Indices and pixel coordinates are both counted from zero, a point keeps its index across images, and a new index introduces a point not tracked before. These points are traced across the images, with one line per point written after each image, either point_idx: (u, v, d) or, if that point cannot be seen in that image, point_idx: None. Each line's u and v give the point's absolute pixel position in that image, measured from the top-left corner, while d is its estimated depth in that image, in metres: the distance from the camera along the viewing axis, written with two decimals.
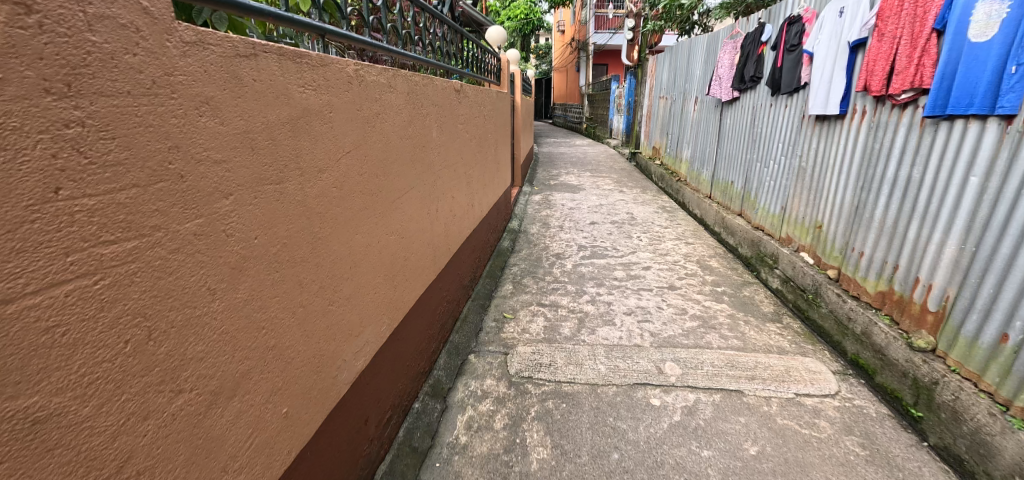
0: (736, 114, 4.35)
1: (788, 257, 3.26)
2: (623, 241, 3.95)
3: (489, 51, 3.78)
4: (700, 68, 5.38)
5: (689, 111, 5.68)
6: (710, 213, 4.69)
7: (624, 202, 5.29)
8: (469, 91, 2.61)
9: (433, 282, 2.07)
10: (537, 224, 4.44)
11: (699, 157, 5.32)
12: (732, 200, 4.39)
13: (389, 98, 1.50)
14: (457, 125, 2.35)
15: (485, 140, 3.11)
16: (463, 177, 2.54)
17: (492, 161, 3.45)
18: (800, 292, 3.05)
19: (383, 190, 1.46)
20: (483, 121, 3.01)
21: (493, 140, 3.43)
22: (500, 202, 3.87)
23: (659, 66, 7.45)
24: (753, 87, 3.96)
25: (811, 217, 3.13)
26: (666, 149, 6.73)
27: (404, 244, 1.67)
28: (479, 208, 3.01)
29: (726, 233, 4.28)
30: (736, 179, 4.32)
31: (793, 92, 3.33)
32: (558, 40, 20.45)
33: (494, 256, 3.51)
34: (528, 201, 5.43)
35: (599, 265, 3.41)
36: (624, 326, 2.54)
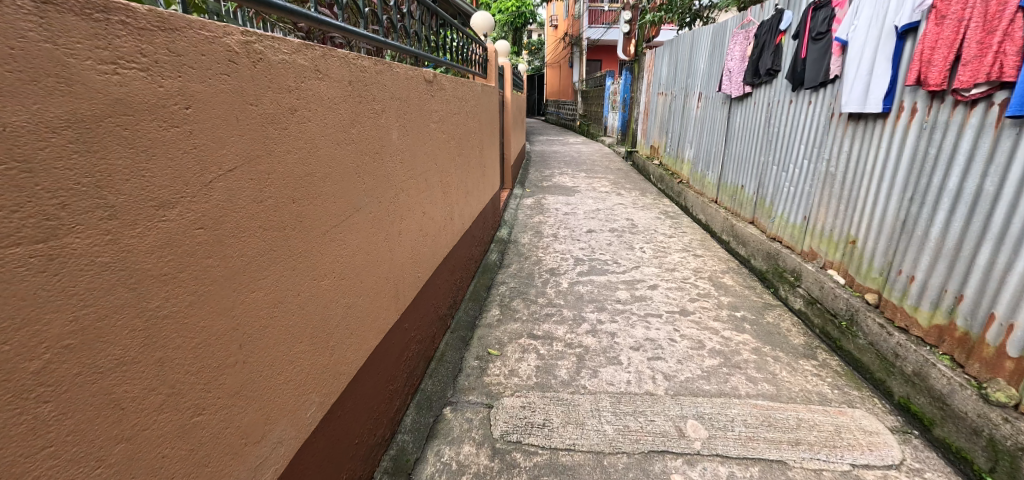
0: (747, 112, 3.94)
1: (814, 276, 2.86)
2: (625, 253, 3.52)
3: (474, 40, 3.33)
4: (704, 61, 4.96)
5: (693, 108, 5.25)
6: (718, 219, 4.28)
7: (623, 206, 4.86)
8: (446, 84, 2.17)
9: (395, 325, 1.62)
10: (528, 232, 3.99)
11: (703, 158, 4.91)
12: (742, 206, 3.98)
13: (317, 88, 1.06)
14: (429, 125, 1.91)
15: (467, 142, 2.67)
16: (438, 188, 2.10)
17: (477, 165, 3.00)
18: (830, 316, 2.65)
19: (304, 220, 1.02)
20: (464, 120, 2.57)
21: (477, 142, 2.98)
22: (487, 210, 3.42)
23: (658, 61, 7.02)
24: (768, 82, 3.55)
25: (842, 231, 2.73)
26: (666, 149, 6.30)
27: (347, 287, 1.24)
28: (461, 222, 2.58)
29: (737, 243, 3.87)
30: (747, 183, 3.91)
31: (819, 87, 2.91)
32: (552, 35, 19.95)
33: (479, 272, 3.07)
34: (519, 205, 4.99)
35: (599, 284, 2.97)
36: (632, 366, 2.12)
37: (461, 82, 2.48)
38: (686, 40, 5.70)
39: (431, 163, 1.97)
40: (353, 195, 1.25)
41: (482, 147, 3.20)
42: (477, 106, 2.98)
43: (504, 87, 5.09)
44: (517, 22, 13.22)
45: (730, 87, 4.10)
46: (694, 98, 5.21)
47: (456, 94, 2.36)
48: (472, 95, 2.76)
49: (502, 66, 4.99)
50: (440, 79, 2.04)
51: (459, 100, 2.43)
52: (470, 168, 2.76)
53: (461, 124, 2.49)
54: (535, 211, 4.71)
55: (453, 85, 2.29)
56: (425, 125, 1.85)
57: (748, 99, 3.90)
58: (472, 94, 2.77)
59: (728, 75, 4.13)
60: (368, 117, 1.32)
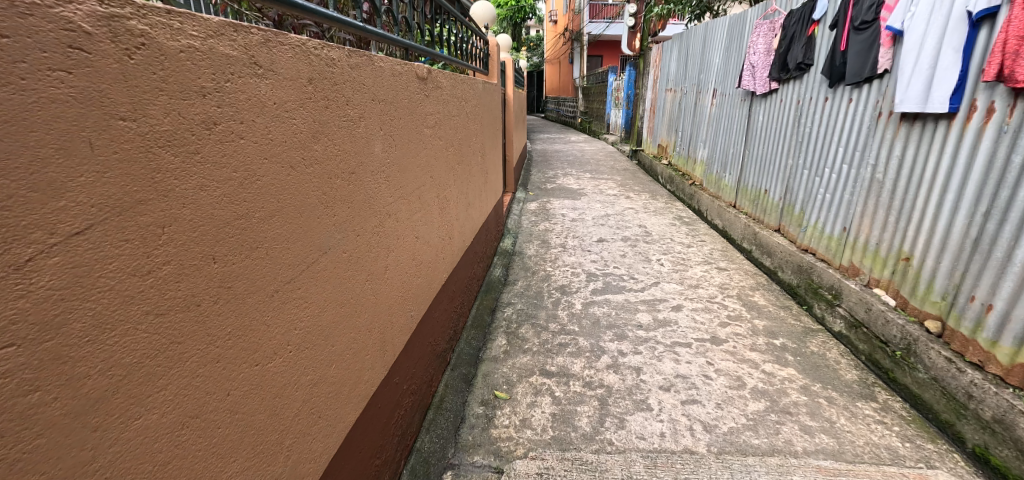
0: (772, 110, 3.61)
1: (857, 295, 2.54)
2: (641, 266, 3.20)
3: (474, 31, 2.98)
4: (720, 55, 4.62)
5: (707, 106, 4.92)
6: (738, 226, 3.96)
7: (634, 211, 4.53)
8: (442, 80, 1.84)
9: (382, 383, 1.31)
10: (534, 243, 3.66)
11: (719, 159, 4.58)
12: (767, 212, 3.66)
13: (255, 90, 0.74)
14: (423, 131, 1.59)
15: (468, 148, 2.35)
16: (435, 206, 1.78)
17: (479, 173, 2.68)
18: (880, 344, 2.34)
19: (237, 284, 0.71)
20: (464, 124, 2.25)
21: (479, 146, 2.66)
22: (489, 220, 3.10)
23: (666, 55, 6.69)
24: (798, 77, 3.22)
25: (891, 246, 2.40)
26: (676, 148, 5.96)
27: (311, 357, 0.92)
28: (462, 239, 2.26)
29: (761, 253, 3.55)
30: (772, 188, 3.58)
31: (863, 83, 2.58)
32: (550, 30, 19.57)
33: (481, 293, 2.75)
34: (522, 210, 4.66)
35: (616, 305, 2.65)
36: (664, 412, 1.80)
37: (460, 79, 2.16)
38: (698, 34, 5.36)
39: (426, 176, 1.65)
40: (319, 229, 0.93)
41: (485, 152, 2.88)
42: (479, 106, 2.67)
43: (505, 85, 4.75)
44: (515, 17, 12.84)
45: (753, 84, 3.77)
46: (709, 95, 4.88)
47: (455, 93, 2.04)
48: (472, 93, 2.44)
49: (504, 62, 4.65)
50: (434, 75, 1.72)
51: (458, 100, 2.10)
52: (471, 178, 2.44)
53: (460, 127, 2.17)
54: (540, 217, 4.38)
55: (450, 83, 1.97)
56: (417, 130, 1.53)
57: (773, 96, 3.57)
58: (472, 92, 2.45)
59: (749, 70, 3.79)
60: (341, 127, 1.01)
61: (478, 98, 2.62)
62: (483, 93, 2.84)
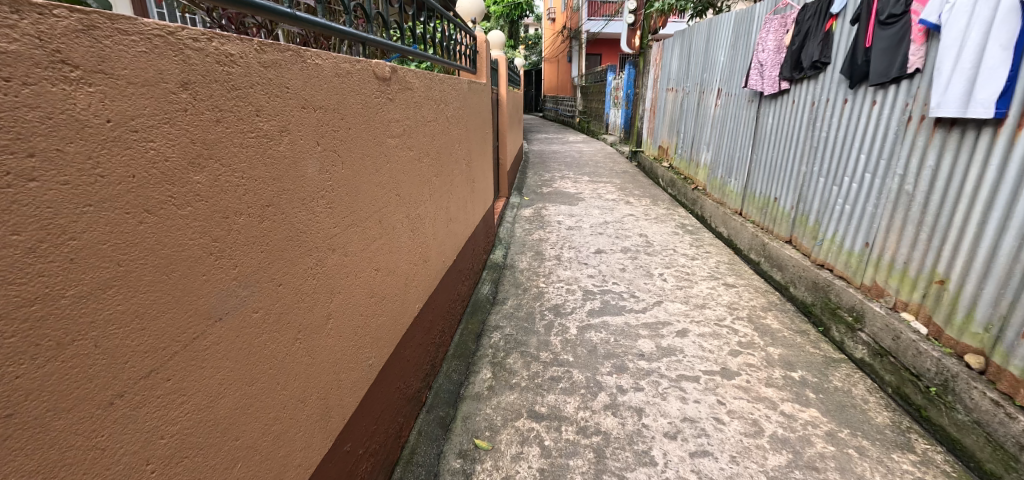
0: (783, 112, 3.35)
1: (882, 320, 2.29)
2: (642, 282, 2.94)
3: (462, 27, 2.72)
4: (726, 53, 4.35)
5: (711, 107, 4.66)
6: (745, 236, 3.71)
7: (634, 218, 4.27)
8: (414, 80, 1.59)
9: (325, 459, 1.05)
10: (526, 254, 3.40)
11: (724, 163, 4.32)
12: (776, 222, 3.41)
13: (64, 100, 0.49)
14: (385, 142, 1.33)
15: (450, 156, 2.09)
16: (405, 228, 1.52)
17: (464, 182, 2.43)
18: (911, 377, 2.09)
19: (8, 410, 0.45)
20: (444, 130, 2.00)
21: (464, 153, 2.41)
22: (477, 232, 2.84)
23: (667, 53, 6.41)
24: (812, 77, 2.97)
25: (923, 267, 2.15)
26: (678, 151, 5.70)
27: (195, 466, 0.68)
28: (442, 260, 2.00)
29: (771, 266, 3.30)
30: (783, 196, 3.33)
31: (890, 84, 2.33)
32: (549, 28, 19.26)
33: (466, 314, 2.49)
34: (516, 217, 4.40)
35: (614, 329, 2.39)
36: (671, 468, 1.54)
37: (439, 79, 1.90)
38: (701, 30, 5.09)
39: (392, 195, 1.39)
40: (206, 289, 0.68)
41: (472, 159, 2.62)
42: (464, 109, 2.41)
43: (498, 84, 4.49)
44: (512, 14, 12.54)
45: (761, 84, 3.51)
46: (713, 95, 4.62)
47: (431, 95, 1.78)
48: (454, 95, 2.18)
49: (496, 60, 4.39)
50: (402, 75, 1.47)
51: (435, 103, 1.85)
52: (454, 189, 2.19)
53: (439, 134, 1.91)
54: (534, 225, 4.12)
55: (425, 84, 1.71)
56: (378, 142, 1.27)
57: (784, 97, 3.31)
58: (455, 94, 2.19)
59: (758, 68, 3.54)
60: (249, 146, 0.75)
61: (462, 100, 2.37)
62: (470, 94, 2.59)
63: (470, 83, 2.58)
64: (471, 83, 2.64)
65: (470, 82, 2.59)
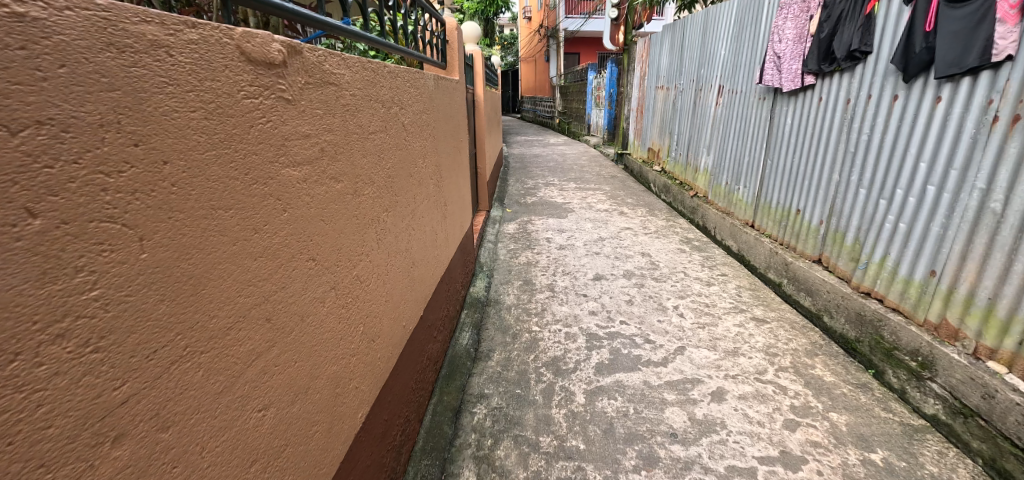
0: (804, 111, 2.88)
1: (963, 370, 1.81)
2: (655, 319, 2.41)
3: (434, 13, 2.14)
4: (729, 45, 3.89)
5: (712, 105, 4.18)
6: (761, 252, 3.23)
7: (632, 232, 3.76)
8: (340, 69, 1.02)
9: None
10: (513, 285, 2.83)
11: (730, 168, 3.85)
12: (800, 238, 2.93)
13: None
14: (274, 175, 0.76)
15: (410, 180, 1.53)
16: (328, 308, 0.96)
17: (434, 209, 1.87)
18: (1014, 449, 1.61)
19: None
20: (401, 146, 1.44)
21: (432, 171, 1.85)
22: (452, 267, 2.27)
23: (655, 49, 5.94)
24: (845, 69, 2.49)
25: (1019, 306, 1.69)
26: (672, 154, 5.24)
27: None
28: (401, 325, 1.44)
29: (797, 289, 2.82)
30: (806, 208, 2.86)
31: (964, 74, 1.85)
32: (524, 27, 18.72)
33: (441, 380, 1.93)
34: (498, 235, 3.84)
35: (631, 394, 1.85)
36: None
37: (391, 72, 1.34)
38: (697, 21, 4.60)
39: (292, 262, 0.82)
40: None
41: (443, 177, 2.05)
42: (432, 114, 1.85)
43: (474, 83, 3.92)
44: (487, 11, 11.94)
45: (778, 79, 3.02)
46: (714, 92, 4.14)
47: (376, 97, 1.22)
48: (416, 94, 1.62)
49: (471, 56, 3.83)
50: (316, 62, 0.90)
51: (384, 108, 1.28)
52: (418, 223, 1.62)
53: (392, 151, 1.35)
54: (520, 245, 3.55)
55: (363, 78, 1.14)
56: (251, 181, 0.71)
57: (804, 93, 2.84)
58: (417, 93, 1.63)
59: (772, 62, 3.05)
60: None
61: (428, 100, 1.81)
62: (439, 94, 2.02)
63: (439, 79, 2.02)
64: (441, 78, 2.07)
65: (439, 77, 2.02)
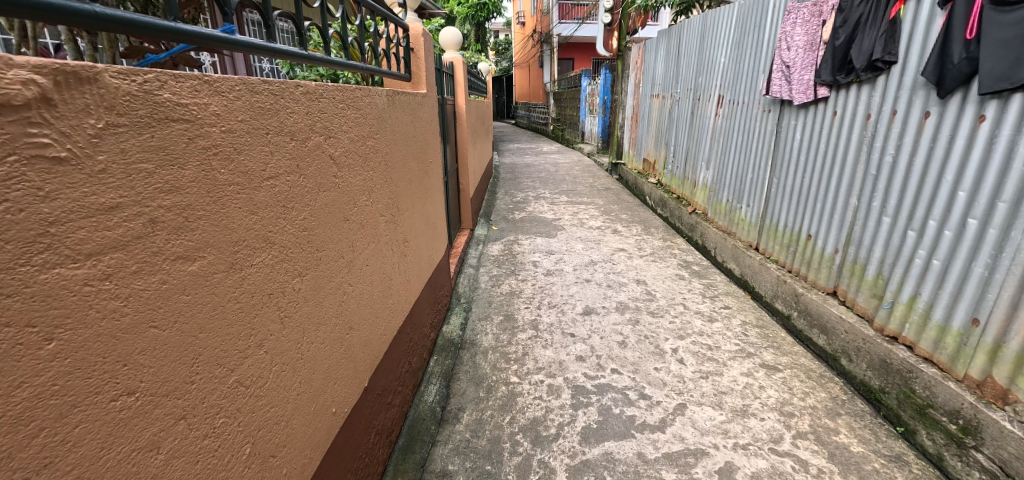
0: (815, 127, 2.59)
1: (1019, 443, 1.51)
2: (652, 366, 2.10)
3: (395, 19, 1.83)
4: (730, 52, 3.60)
5: (712, 116, 3.90)
6: (767, 280, 2.92)
7: (627, 254, 3.46)
8: (205, 98, 0.72)
9: None
10: (492, 322, 2.51)
11: (731, 184, 3.55)
12: (811, 267, 2.63)
13: None
14: (14, 291, 0.47)
15: (346, 225, 1.22)
16: (168, 449, 0.65)
17: (387, 252, 1.56)
18: None
19: None
20: (329, 186, 1.13)
21: (386, 206, 1.55)
22: (416, 311, 1.95)
23: (651, 55, 5.65)
24: (864, 82, 2.21)
25: None
26: (668, 166, 4.95)
27: None
28: (329, 414, 1.13)
29: (810, 325, 2.52)
30: (819, 235, 2.56)
31: (1014, 90, 1.58)
32: (519, 32, 18.50)
33: (396, 454, 1.61)
34: (481, 257, 3.52)
35: (623, 473, 1.54)
36: None
37: (310, 93, 1.04)
38: (694, 26, 4.33)
39: (67, 415, 0.52)
40: None
41: (403, 209, 1.75)
42: (386, 138, 1.56)
43: (454, 93, 3.62)
44: (479, 16, 11.67)
45: (784, 90, 2.74)
46: (714, 102, 3.86)
47: (282, 129, 0.92)
48: (358, 118, 1.32)
49: (451, 64, 3.53)
50: (140, 94, 0.61)
51: (296, 141, 0.98)
52: (359, 276, 1.32)
53: (313, 195, 1.04)
54: (504, 270, 3.24)
55: (254, 105, 0.84)
56: None
57: (815, 106, 2.55)
58: (359, 116, 1.33)
59: (779, 71, 2.77)
60: None
61: (380, 122, 1.51)
62: (398, 113, 1.73)
63: (397, 96, 1.72)
64: (401, 93, 1.78)
65: (397, 94, 1.72)
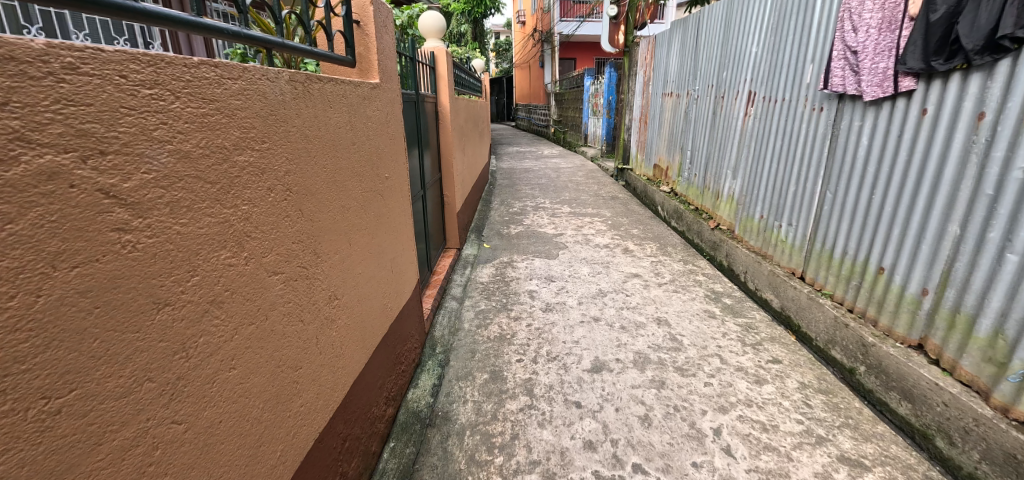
0: (889, 128, 2.01)
1: None
2: (688, 458, 1.52)
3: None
4: (764, 39, 3.02)
5: (740, 117, 3.33)
6: (821, 321, 2.34)
7: (642, 282, 2.88)
8: None
9: None
10: (473, 384, 1.93)
11: (766, 198, 2.97)
12: (885, 310, 2.05)
13: None
14: None
15: (158, 320, 0.67)
16: None
17: (290, 327, 1.00)
18: None
19: None
20: (93, 253, 0.58)
21: (288, 256, 0.98)
22: (357, 392, 1.37)
23: (663, 49, 5.07)
24: (973, 67, 1.64)
25: None
26: (685, 173, 4.37)
27: None
28: None
29: (887, 387, 1.94)
30: (895, 269, 1.98)
31: None
32: (519, 31, 17.95)
33: None
34: (468, 284, 2.93)
35: None
36: None
37: (10, 62, 0.50)
38: (716, 13, 3.75)
39: None
40: None
41: (332, 252, 1.18)
42: (291, 150, 0.99)
43: (437, 89, 3.05)
44: (477, 12, 11.12)
45: (851, 84, 2.17)
46: (743, 100, 3.28)
47: None
48: (206, 116, 0.75)
49: (433, 54, 2.97)
50: None
51: None
52: (200, 395, 0.75)
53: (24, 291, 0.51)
54: (493, 303, 2.65)
55: None
56: None
57: (892, 102, 1.98)
58: (212, 114, 0.76)
59: (844, 58, 2.21)
60: None
61: (278, 125, 0.94)
62: (326, 109, 1.16)
63: (327, 85, 1.16)
64: (336, 80, 1.21)
65: (327, 81, 1.16)
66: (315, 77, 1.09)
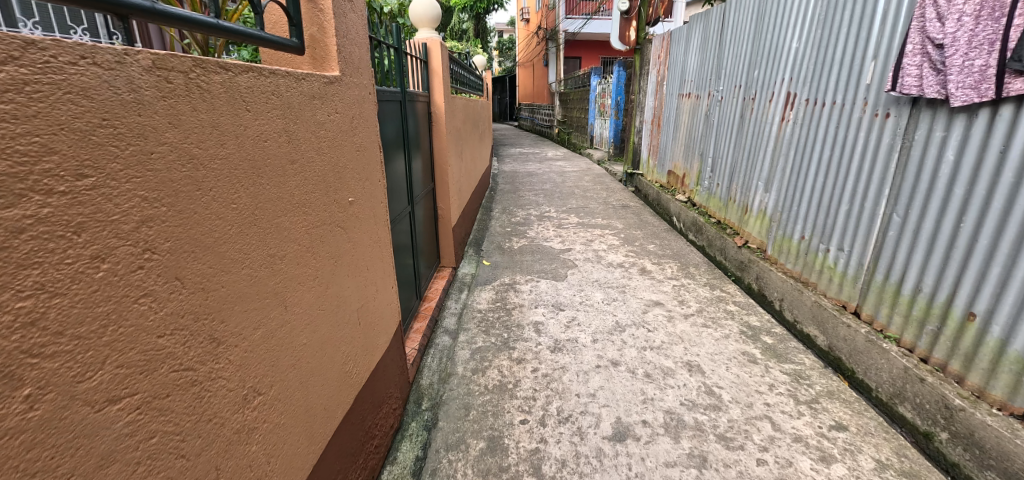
0: (988, 143, 1.63)
1: None
2: None
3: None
4: (806, 33, 2.62)
5: (773, 122, 2.93)
6: (887, 371, 1.97)
7: (665, 312, 2.49)
8: None
9: None
10: (466, 458, 1.53)
11: (808, 217, 2.58)
12: (979, 366, 1.67)
13: None
14: None
15: None
16: None
17: (156, 476, 0.60)
18: None
19: None
20: None
21: (146, 363, 0.58)
22: None
23: (679, 46, 4.66)
24: None
25: None
26: (705, 181, 3.97)
27: None
28: None
29: (984, 466, 1.56)
30: (995, 318, 1.61)
31: None
32: (521, 29, 17.67)
33: None
34: (465, 311, 2.54)
35: None
36: None
37: None
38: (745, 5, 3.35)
39: None
40: None
41: (246, 330, 0.77)
42: (156, 183, 0.59)
43: (429, 87, 2.65)
44: (479, 8, 10.74)
45: (932, 85, 1.75)
46: (778, 103, 2.87)
47: None
48: None
49: (425, 46, 2.57)
50: None
51: None
52: None
53: None
54: (491, 339, 2.25)
55: None
56: None
57: (994, 110, 1.60)
58: None
59: (921, 53, 1.79)
60: None
61: (123, 144, 0.54)
62: (241, 113, 0.76)
63: (243, 76, 0.76)
64: (262, 70, 0.82)
65: (243, 71, 0.76)
66: (216, 61, 0.69)
